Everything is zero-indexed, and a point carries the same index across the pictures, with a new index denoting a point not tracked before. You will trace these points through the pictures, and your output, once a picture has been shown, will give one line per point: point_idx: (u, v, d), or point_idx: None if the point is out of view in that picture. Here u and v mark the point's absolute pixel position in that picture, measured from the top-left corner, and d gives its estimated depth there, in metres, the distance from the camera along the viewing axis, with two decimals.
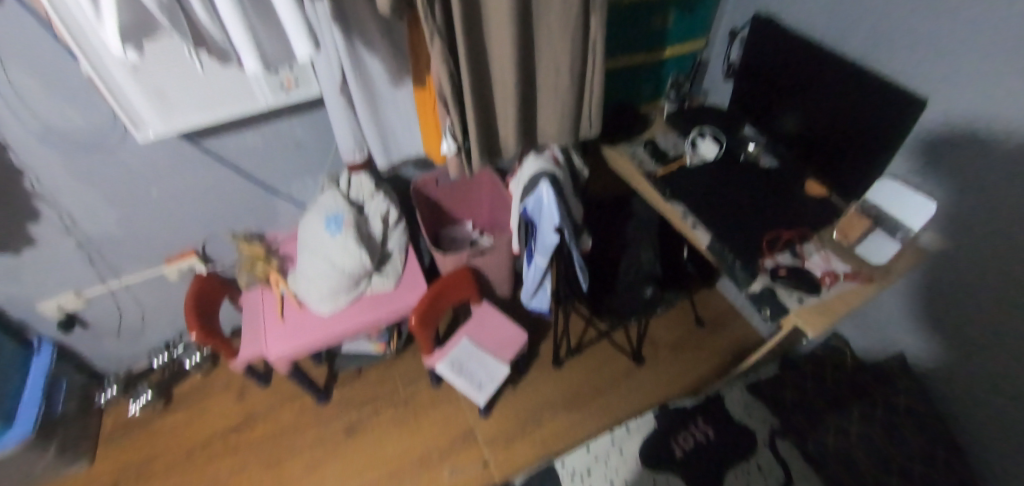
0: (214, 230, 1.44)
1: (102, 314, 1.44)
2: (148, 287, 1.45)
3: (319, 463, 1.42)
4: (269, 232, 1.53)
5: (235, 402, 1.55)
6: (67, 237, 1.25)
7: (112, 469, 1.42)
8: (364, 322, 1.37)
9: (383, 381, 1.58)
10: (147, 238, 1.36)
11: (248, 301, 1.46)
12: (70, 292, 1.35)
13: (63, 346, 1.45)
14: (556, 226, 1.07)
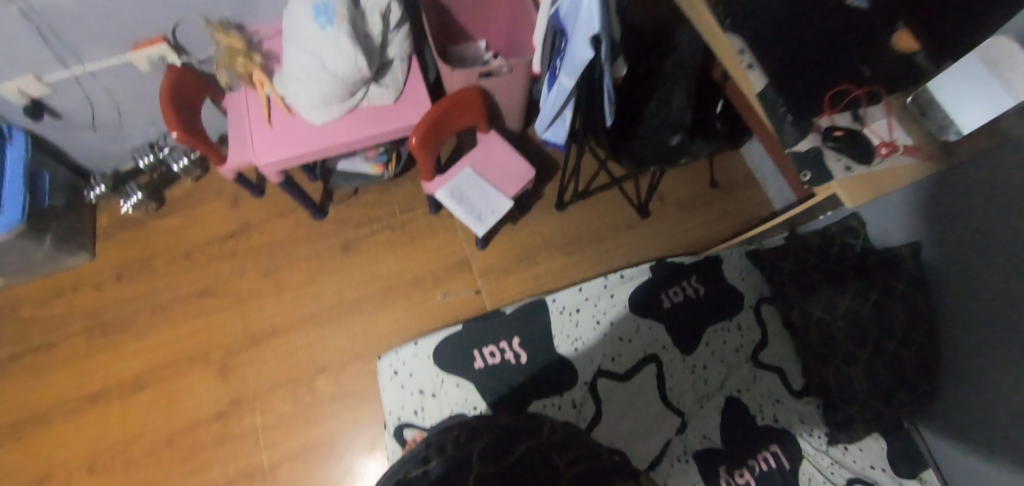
0: (181, 15, 1.22)
1: (71, 105, 1.30)
2: (118, 78, 1.30)
3: (315, 276, 1.47)
4: (249, 25, 1.31)
5: (230, 210, 1.55)
6: (8, 5, 1.02)
7: (116, 262, 1.48)
8: (360, 136, 1.26)
9: (378, 204, 1.55)
10: (107, 17, 1.14)
11: (232, 102, 1.33)
12: (27, 76, 1.18)
13: (38, 136, 1.36)
14: (594, 35, 0.81)
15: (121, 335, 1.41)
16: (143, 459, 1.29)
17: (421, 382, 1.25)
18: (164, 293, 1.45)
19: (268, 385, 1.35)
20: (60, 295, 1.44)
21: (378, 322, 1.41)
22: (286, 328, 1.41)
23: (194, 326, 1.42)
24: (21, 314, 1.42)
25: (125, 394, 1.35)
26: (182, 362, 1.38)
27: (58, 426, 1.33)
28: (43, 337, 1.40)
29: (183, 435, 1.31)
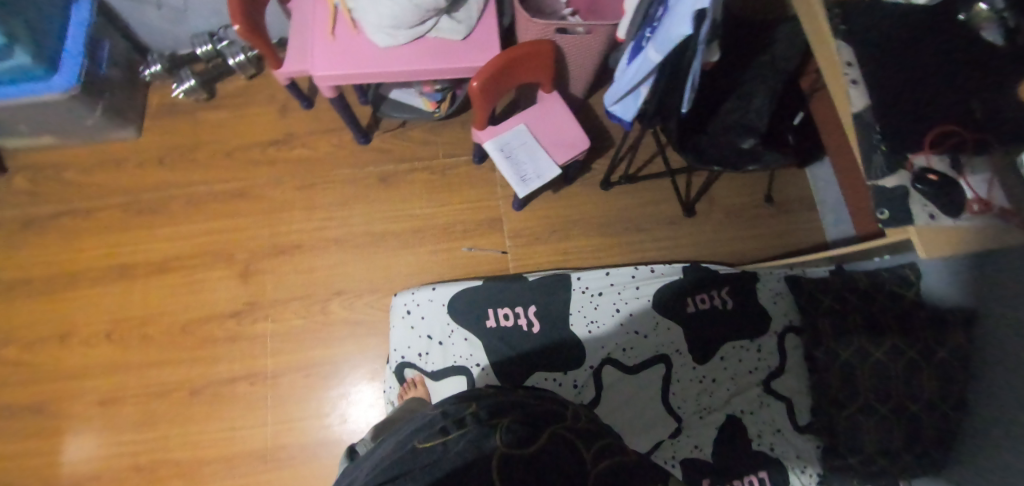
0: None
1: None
2: None
3: (347, 201, 1.46)
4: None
5: (277, 117, 1.54)
6: None
7: (160, 145, 1.50)
8: (421, 66, 1.21)
9: (423, 143, 1.52)
10: None
11: (300, 9, 1.31)
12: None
13: (104, 3, 1.35)
14: (701, 8, 0.73)
15: (154, 217, 1.44)
16: (156, 338, 1.34)
17: (431, 328, 1.26)
18: (201, 185, 1.47)
19: (284, 296, 1.38)
20: (105, 166, 1.48)
21: (400, 260, 1.41)
22: (310, 246, 1.42)
23: (222, 223, 1.44)
24: (67, 176, 1.47)
25: (149, 273, 1.40)
26: (207, 256, 1.41)
27: (84, 289, 1.38)
28: (83, 203, 1.45)
29: (197, 325, 1.35)
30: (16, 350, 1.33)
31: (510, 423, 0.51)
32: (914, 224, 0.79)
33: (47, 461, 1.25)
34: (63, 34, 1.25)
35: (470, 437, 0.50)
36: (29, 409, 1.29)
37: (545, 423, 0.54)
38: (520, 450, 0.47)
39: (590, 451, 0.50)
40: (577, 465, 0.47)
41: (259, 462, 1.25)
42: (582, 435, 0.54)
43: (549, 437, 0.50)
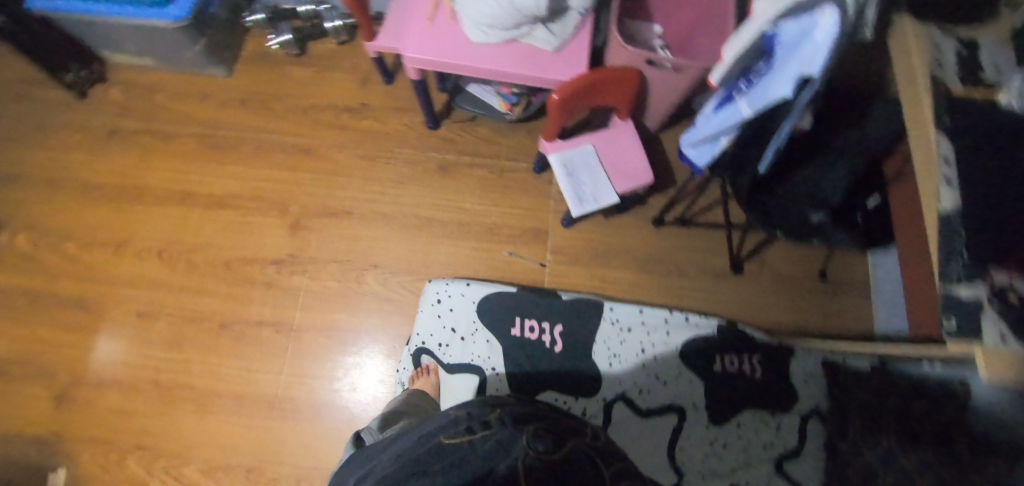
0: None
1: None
2: None
3: (404, 181, 1.49)
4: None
5: (357, 86, 1.59)
6: None
7: (244, 88, 1.58)
8: (506, 70, 1.23)
9: (489, 141, 1.54)
10: None
11: None
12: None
13: None
14: (807, 73, 0.75)
15: (224, 154, 1.51)
16: (199, 267, 1.41)
17: (456, 322, 1.27)
18: (273, 135, 1.53)
19: (324, 257, 1.42)
20: (191, 96, 1.57)
21: (440, 249, 1.43)
22: (360, 215, 1.46)
23: (283, 174, 1.50)
24: (157, 99, 1.56)
25: (207, 205, 1.47)
26: (263, 202, 1.47)
27: (147, 205, 1.47)
28: (165, 127, 1.54)
29: (239, 264, 1.41)
30: (76, 246, 1.43)
31: (536, 429, 0.52)
32: (982, 342, 0.72)
33: (77, 355, 1.33)
34: None
35: (497, 438, 0.51)
36: (73, 303, 1.38)
37: (568, 435, 0.55)
38: (547, 456, 0.48)
39: (609, 469, 0.51)
40: (597, 476, 0.48)
41: (264, 407, 1.28)
42: (602, 453, 0.55)
43: (573, 448, 0.51)
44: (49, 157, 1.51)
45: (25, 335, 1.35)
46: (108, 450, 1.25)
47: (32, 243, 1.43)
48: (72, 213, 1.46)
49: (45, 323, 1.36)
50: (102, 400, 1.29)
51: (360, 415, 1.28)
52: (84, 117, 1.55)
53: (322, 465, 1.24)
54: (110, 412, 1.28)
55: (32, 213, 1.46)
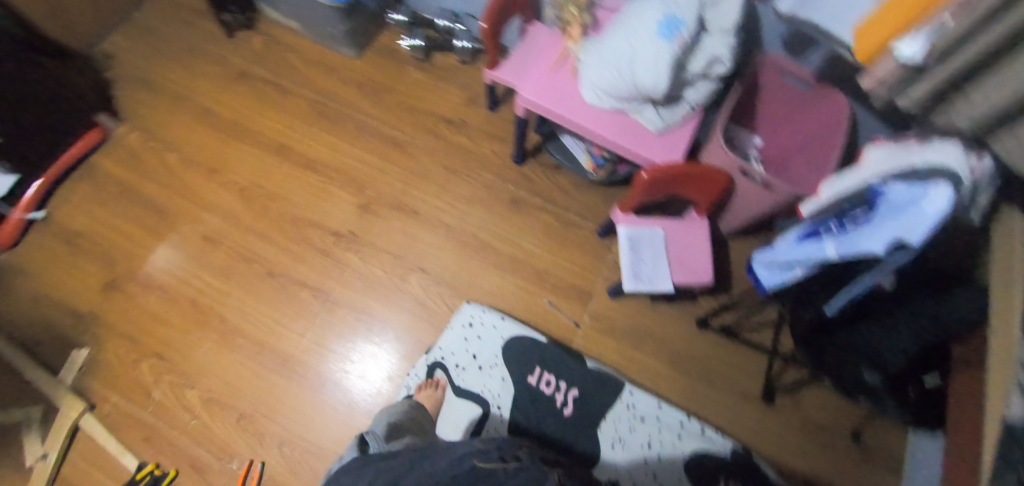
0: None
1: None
2: None
3: (476, 202, 1.55)
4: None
5: (463, 103, 1.68)
6: None
7: (365, 73, 1.71)
8: (606, 135, 1.28)
9: (565, 192, 1.58)
10: None
11: (534, 34, 1.44)
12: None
13: None
14: (905, 239, 0.76)
15: (328, 124, 1.63)
16: (269, 214, 1.50)
17: (479, 349, 1.30)
18: (376, 122, 1.64)
19: (379, 245, 1.48)
20: (319, 66, 1.71)
21: (486, 275, 1.46)
22: (425, 219, 1.52)
23: (371, 158, 1.59)
24: (290, 59, 1.71)
25: (296, 163, 1.57)
26: (345, 177, 1.56)
27: (246, 145, 1.59)
28: (287, 84, 1.68)
29: (303, 224, 1.49)
30: (174, 160, 1.55)
31: None
32: None
33: (137, 254, 1.43)
34: None
35: None
36: (152, 208, 1.49)
37: None
38: None
39: None
40: None
41: (278, 362, 1.32)
42: None
43: None
44: (183, 78, 1.67)
45: (103, 221, 1.46)
46: (130, 349, 1.32)
47: (140, 145, 1.57)
48: (182, 131, 1.60)
49: (121, 217, 1.47)
50: (142, 302, 1.37)
51: (360, 404, 1.30)
52: (223, 54, 1.71)
53: (309, 437, 1.25)
54: (145, 315, 1.36)
55: (151, 119, 1.61)
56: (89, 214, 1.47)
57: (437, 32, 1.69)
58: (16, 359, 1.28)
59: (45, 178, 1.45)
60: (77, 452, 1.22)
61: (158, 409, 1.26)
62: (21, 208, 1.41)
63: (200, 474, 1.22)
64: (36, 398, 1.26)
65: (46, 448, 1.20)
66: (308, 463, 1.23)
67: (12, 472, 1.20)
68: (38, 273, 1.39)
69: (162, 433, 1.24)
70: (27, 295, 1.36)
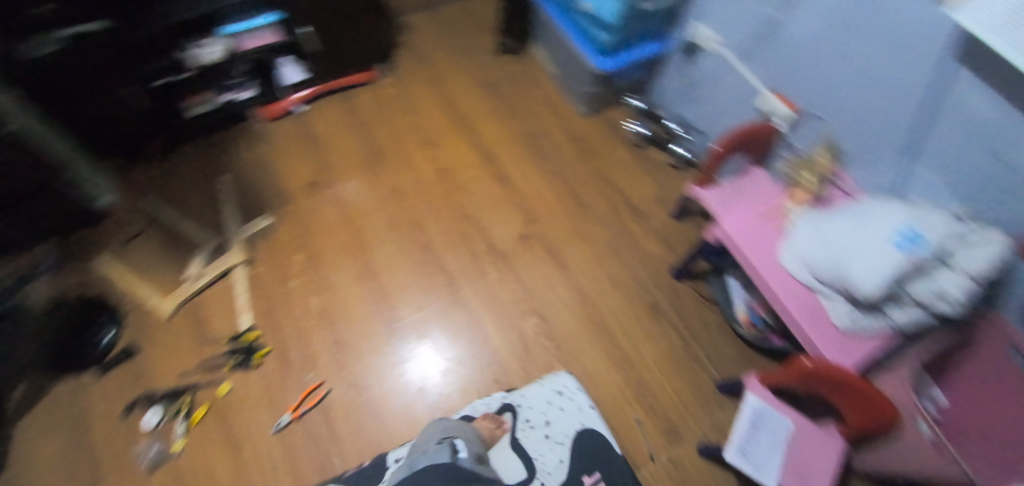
0: (828, 115, 1.30)
1: (704, 65, 1.61)
2: (738, 87, 1.52)
3: (621, 289, 1.54)
4: (843, 170, 1.32)
5: (654, 198, 1.71)
6: (774, 11, 1.31)
7: (586, 131, 1.83)
8: (784, 299, 1.21)
9: (708, 329, 1.50)
10: (795, 71, 1.34)
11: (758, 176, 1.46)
12: (715, 36, 1.52)
13: (666, 54, 1.73)
14: None
15: (533, 156, 1.76)
16: (448, 199, 1.63)
17: (553, 419, 1.28)
18: (573, 175, 1.74)
19: (519, 274, 1.53)
20: (552, 109, 1.87)
21: (593, 357, 1.42)
22: (568, 276, 1.54)
23: (552, 200, 1.68)
24: (532, 92, 1.91)
25: (492, 172, 1.71)
26: (523, 204, 1.66)
27: (462, 138, 1.77)
28: (520, 110, 1.86)
29: (469, 222, 1.60)
30: (405, 121, 1.79)
31: None
32: None
33: (341, 174, 1.64)
34: (626, 48, 1.64)
35: None
36: (371, 146, 1.71)
37: None
38: None
39: None
40: None
41: (388, 319, 1.41)
42: None
43: None
44: (448, 66, 1.94)
45: (333, 135, 1.72)
46: (295, 239, 1.51)
47: (390, 97, 1.83)
48: (424, 103, 1.84)
49: (345, 139, 1.72)
50: (323, 210, 1.57)
51: (429, 396, 1.31)
52: (485, 64, 1.95)
53: (375, 397, 1.29)
54: (319, 221, 1.55)
55: (408, 83, 1.87)
56: (329, 128, 1.74)
57: (663, 130, 1.80)
58: (227, 200, 1.55)
59: (315, 89, 1.76)
60: (216, 291, 1.40)
61: (284, 296, 1.41)
62: (292, 99, 1.74)
63: (282, 367, 1.31)
64: (219, 234, 1.49)
65: (202, 273, 1.41)
66: (362, 417, 1.26)
67: (171, 277, 1.41)
68: (272, 150, 1.67)
69: (277, 316, 1.38)
70: (257, 160, 1.65)
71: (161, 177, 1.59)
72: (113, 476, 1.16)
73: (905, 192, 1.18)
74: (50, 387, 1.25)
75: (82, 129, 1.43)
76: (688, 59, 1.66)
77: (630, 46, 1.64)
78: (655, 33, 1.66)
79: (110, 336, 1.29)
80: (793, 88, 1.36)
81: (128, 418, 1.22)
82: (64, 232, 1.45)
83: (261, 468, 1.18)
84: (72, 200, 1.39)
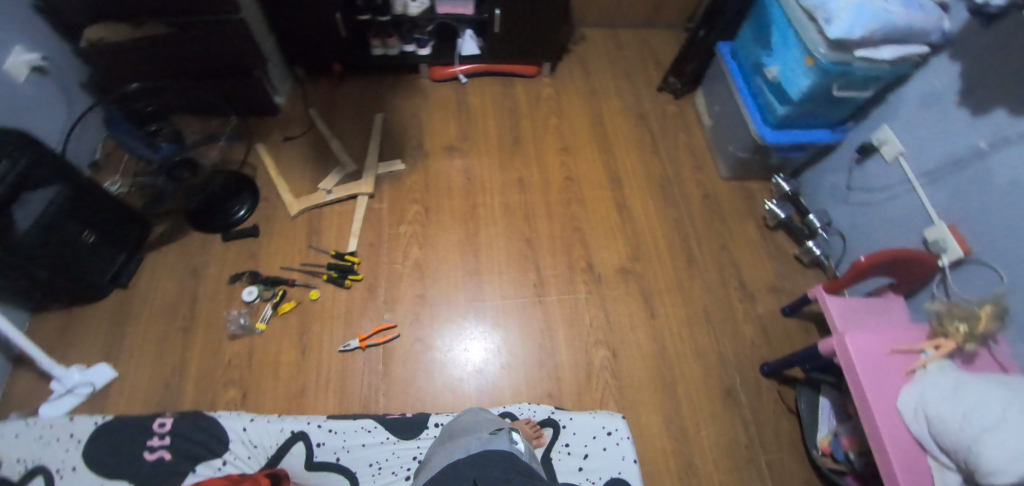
0: (1008, 272, 1.16)
1: (875, 171, 1.48)
2: (907, 205, 1.39)
3: (703, 360, 1.45)
4: (1002, 334, 1.17)
5: (769, 284, 1.60)
6: (984, 143, 1.19)
7: (721, 192, 1.76)
8: (885, 444, 1.07)
9: (781, 438, 1.37)
10: (984, 211, 1.20)
11: (890, 303, 1.33)
12: (901, 147, 1.39)
13: (836, 146, 1.62)
14: None
15: (661, 198, 1.71)
16: (565, 207, 1.64)
17: (592, 454, 1.23)
18: (694, 230, 1.67)
19: (606, 303, 1.49)
20: (695, 161, 1.81)
21: (650, 415, 1.36)
22: (653, 326, 1.48)
23: (665, 246, 1.62)
24: (680, 137, 1.86)
25: (615, 198, 1.69)
26: (634, 239, 1.62)
27: (598, 156, 1.77)
28: (663, 149, 1.82)
29: (576, 236, 1.59)
30: (551, 122, 1.82)
31: None
32: None
33: (477, 149, 1.71)
34: (798, 128, 1.56)
35: None
36: (512, 134, 1.76)
37: None
38: None
39: None
40: None
41: (472, 294, 1.44)
42: None
43: None
44: (609, 86, 1.94)
45: (482, 111, 1.80)
46: (417, 191, 1.59)
47: (545, 96, 1.87)
48: (575, 112, 1.85)
49: (492, 118, 1.79)
50: (449, 174, 1.64)
51: (482, 379, 1.33)
52: (645, 96, 1.94)
53: (435, 359, 1.33)
54: (443, 183, 1.62)
55: (566, 89, 1.91)
56: (481, 104, 1.81)
57: (804, 224, 1.63)
58: (374, 134, 1.66)
59: (479, 65, 1.82)
60: (337, 209, 1.51)
61: (391, 237, 1.49)
62: (461, 68, 1.80)
63: (366, 297, 1.38)
64: (359, 162, 1.61)
65: (332, 190, 1.52)
66: (417, 371, 1.30)
67: (307, 183, 1.55)
68: (426, 107, 1.78)
69: (379, 251, 1.46)
70: (411, 111, 1.76)
71: (329, 97, 1.74)
72: (203, 329, 1.29)
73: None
74: (186, 234, 1.42)
75: (288, 35, 1.61)
76: (858, 160, 1.54)
77: (803, 127, 1.56)
78: (833, 121, 1.56)
79: (242, 212, 1.44)
80: (975, 229, 1.22)
81: (231, 286, 1.35)
82: (242, 113, 1.64)
83: (317, 378, 1.26)
84: (261, 90, 1.55)
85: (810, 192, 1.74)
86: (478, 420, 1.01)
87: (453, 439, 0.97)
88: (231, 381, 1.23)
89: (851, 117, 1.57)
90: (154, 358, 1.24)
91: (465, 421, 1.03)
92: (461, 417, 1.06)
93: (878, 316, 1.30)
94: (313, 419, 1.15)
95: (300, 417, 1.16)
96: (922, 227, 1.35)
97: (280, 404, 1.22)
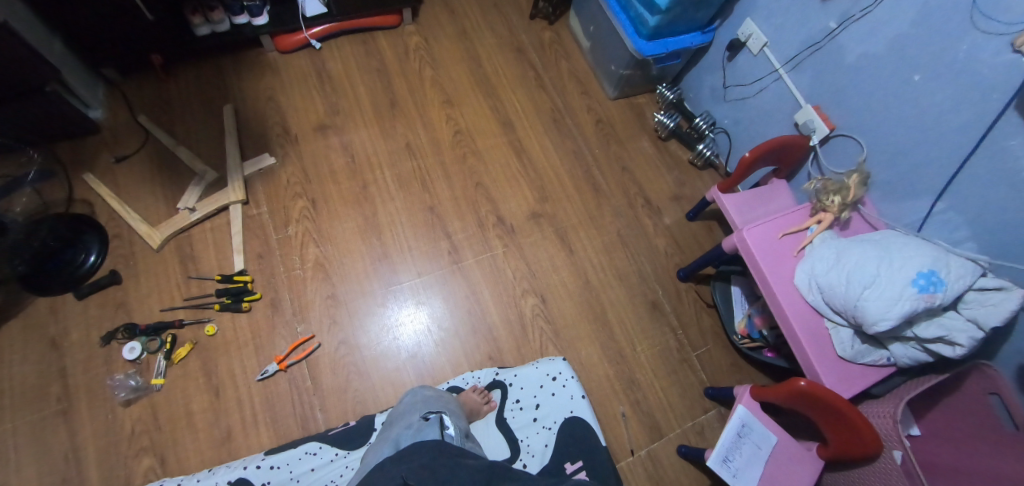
0: (866, 140, 1.27)
1: (745, 66, 1.53)
2: (778, 95, 1.45)
3: (626, 283, 1.50)
4: (868, 197, 1.30)
5: (672, 193, 1.66)
6: (832, 23, 1.26)
7: (611, 113, 1.76)
8: (791, 322, 1.18)
9: (706, 334, 1.48)
10: (839, 87, 1.29)
11: (775, 190, 1.43)
12: (763, 39, 1.44)
13: (707, 47, 1.65)
14: None
15: (555, 131, 1.68)
16: (461, 164, 1.56)
17: (543, 402, 1.27)
18: (594, 158, 1.66)
19: (524, 254, 1.48)
20: (581, 87, 1.77)
21: (589, 348, 1.40)
22: (575, 264, 1.50)
23: (568, 180, 1.61)
24: (562, 64, 1.80)
25: (510, 142, 1.63)
26: (538, 180, 1.59)
27: (483, 102, 1.67)
28: (547, 81, 1.76)
29: (480, 192, 1.53)
30: (426, 75, 1.67)
31: None
32: None
33: (353, 121, 1.55)
34: (669, 34, 1.54)
35: None
36: (387, 96, 1.61)
37: None
38: None
39: None
40: None
41: (388, 279, 1.36)
42: None
43: None
44: (478, 22, 1.81)
45: (349, 78, 1.61)
46: (296, 183, 1.43)
47: (413, 47, 1.71)
48: (449, 58, 1.72)
49: (359, 82, 1.61)
50: (329, 156, 1.48)
51: (420, 362, 1.29)
52: (518, 26, 1.83)
53: (366, 358, 1.26)
54: (324, 167, 1.46)
55: (434, 34, 1.75)
56: (344, 69, 1.63)
57: (691, 128, 1.68)
58: (228, 130, 1.45)
59: (330, 26, 1.61)
60: (208, 226, 1.33)
61: (281, 243, 1.35)
62: (311, 32, 1.59)
63: (271, 314, 1.27)
64: (219, 167, 1.41)
65: (196, 206, 1.33)
66: (349, 375, 1.24)
67: (163, 204, 1.34)
68: (281, 85, 1.56)
69: (271, 262, 1.32)
70: (265, 94, 1.54)
71: (160, 97, 1.47)
72: (87, 404, 1.13)
73: (921, 230, 1.21)
74: (28, 303, 1.19)
75: (77, 31, 1.30)
76: (729, 57, 1.57)
77: (676, 32, 1.54)
78: (701, 23, 1.57)
79: (92, 259, 1.24)
80: (835, 106, 1.31)
81: (108, 348, 1.18)
82: (50, 141, 1.34)
83: (241, 415, 1.16)
84: (64, 107, 1.28)
85: (692, 95, 1.78)
86: (414, 401, 1.03)
87: (389, 427, 0.99)
88: (142, 450, 1.11)
89: (716, 16, 1.58)
90: (36, 454, 1.08)
91: (404, 404, 1.04)
92: (402, 400, 1.07)
93: (768, 204, 1.40)
94: (249, 462, 1.10)
95: (233, 465, 1.09)
96: (794, 112, 1.42)
97: (207, 456, 1.12)
